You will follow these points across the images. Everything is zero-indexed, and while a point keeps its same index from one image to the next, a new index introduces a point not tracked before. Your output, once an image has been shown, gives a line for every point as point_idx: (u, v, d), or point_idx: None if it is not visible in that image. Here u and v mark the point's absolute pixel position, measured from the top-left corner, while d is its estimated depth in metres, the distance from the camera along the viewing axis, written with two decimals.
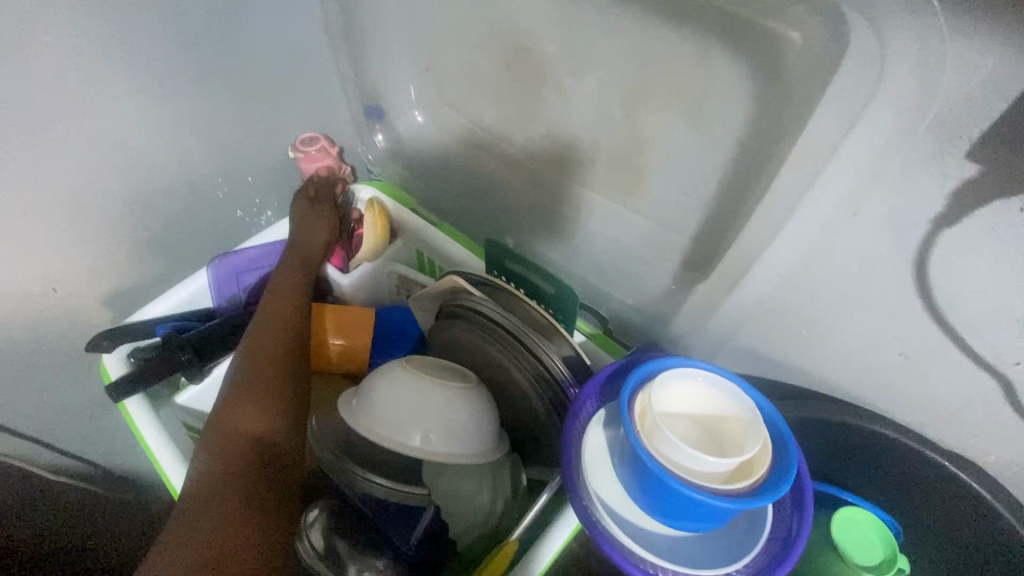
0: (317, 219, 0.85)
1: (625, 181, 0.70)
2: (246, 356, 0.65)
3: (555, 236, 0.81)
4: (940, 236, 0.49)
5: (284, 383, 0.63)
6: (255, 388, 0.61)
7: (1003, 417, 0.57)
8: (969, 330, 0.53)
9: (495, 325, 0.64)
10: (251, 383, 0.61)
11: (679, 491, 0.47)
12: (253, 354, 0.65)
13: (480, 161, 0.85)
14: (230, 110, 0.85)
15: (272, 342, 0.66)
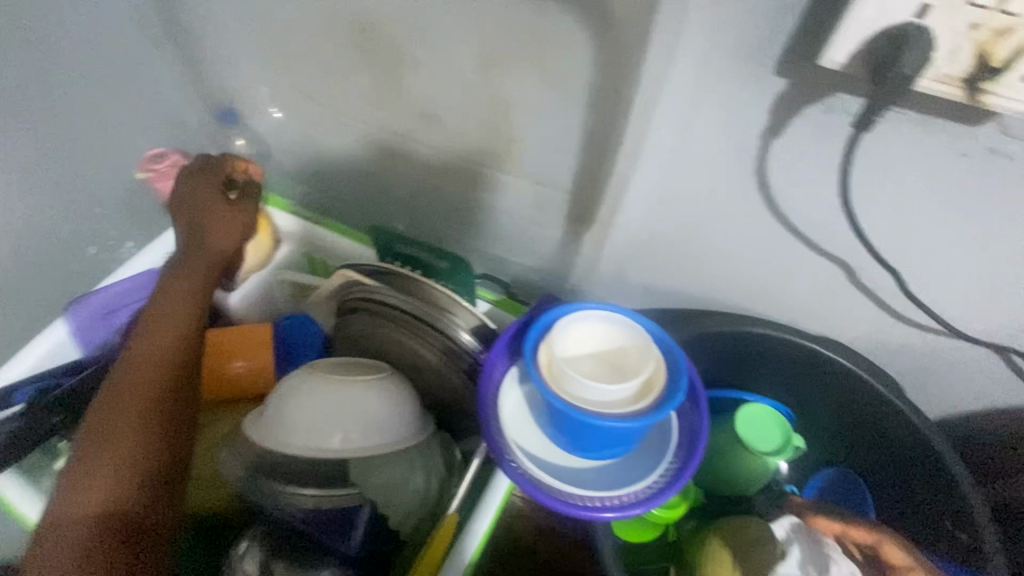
0: (221, 219, 0.68)
1: (496, 146, 0.71)
2: (106, 397, 0.55)
3: (441, 212, 0.80)
4: (771, 147, 0.54)
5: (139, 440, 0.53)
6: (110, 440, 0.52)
7: (852, 299, 0.65)
8: (810, 227, 0.59)
9: (394, 310, 0.64)
10: (108, 433, 0.52)
11: (591, 425, 0.50)
12: (116, 397, 0.54)
13: (351, 150, 0.82)
14: (53, 137, 0.76)
15: (141, 381, 0.56)
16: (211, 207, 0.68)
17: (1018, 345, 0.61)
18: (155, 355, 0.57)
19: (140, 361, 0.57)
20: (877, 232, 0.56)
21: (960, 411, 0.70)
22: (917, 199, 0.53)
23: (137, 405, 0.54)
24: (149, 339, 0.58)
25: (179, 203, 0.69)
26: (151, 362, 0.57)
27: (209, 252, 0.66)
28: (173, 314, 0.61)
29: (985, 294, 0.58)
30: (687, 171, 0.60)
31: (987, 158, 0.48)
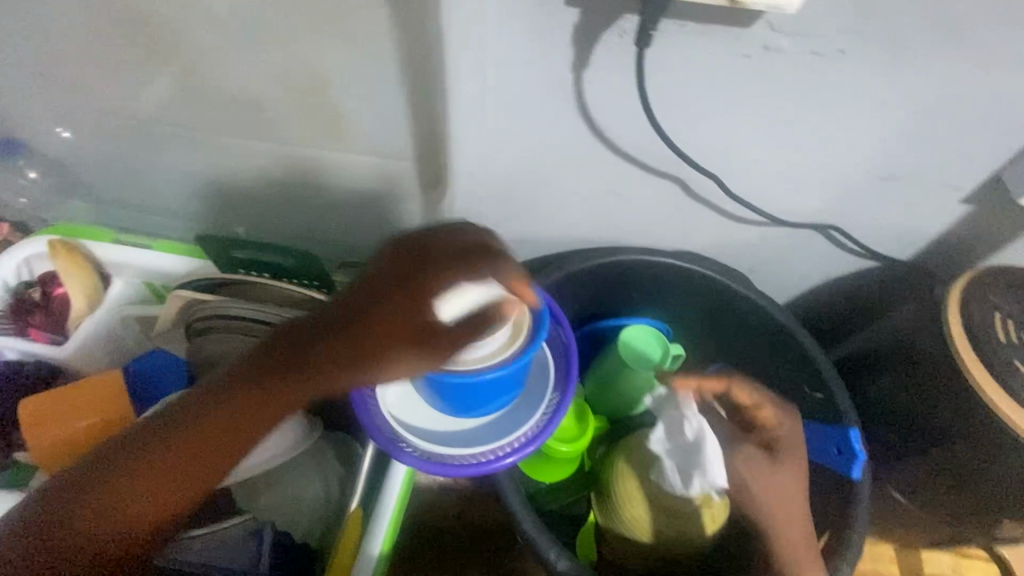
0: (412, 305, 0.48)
1: (326, 126, 0.68)
2: (206, 392, 0.50)
3: (288, 206, 0.77)
4: (583, 78, 0.56)
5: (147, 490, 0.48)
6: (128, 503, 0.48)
7: (693, 210, 0.70)
8: (639, 150, 0.63)
9: (244, 322, 0.59)
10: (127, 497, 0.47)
11: (468, 382, 0.51)
12: (159, 434, 0.49)
13: (179, 155, 0.75)
14: None
15: (181, 440, 0.49)
16: (436, 257, 0.49)
17: (836, 222, 0.68)
18: (198, 447, 0.49)
19: (180, 458, 0.48)
20: (693, 142, 0.60)
21: (807, 291, 0.79)
22: (718, 105, 0.56)
23: (169, 491, 0.48)
24: (212, 413, 0.49)
25: (374, 278, 0.50)
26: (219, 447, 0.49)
27: (449, 352, 0.48)
28: (260, 403, 0.49)
29: (797, 181, 0.64)
30: (514, 114, 0.60)
31: (765, 57, 0.52)
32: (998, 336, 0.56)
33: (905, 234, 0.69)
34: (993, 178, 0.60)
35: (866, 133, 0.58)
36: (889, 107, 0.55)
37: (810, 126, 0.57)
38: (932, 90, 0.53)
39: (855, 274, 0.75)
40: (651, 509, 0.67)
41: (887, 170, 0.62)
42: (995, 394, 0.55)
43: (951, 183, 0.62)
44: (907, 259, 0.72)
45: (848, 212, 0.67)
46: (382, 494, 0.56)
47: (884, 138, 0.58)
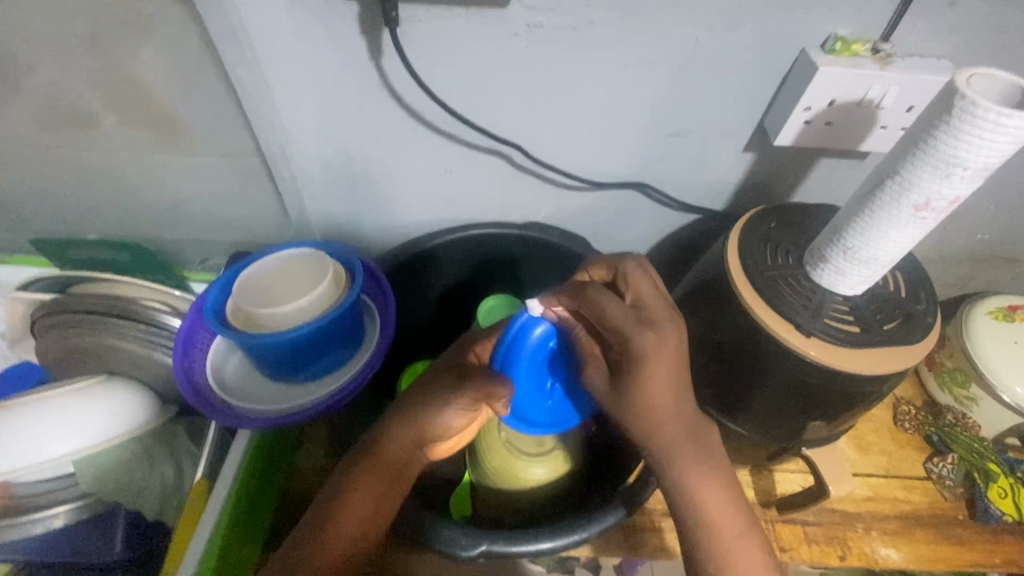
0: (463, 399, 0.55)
1: (166, 131, 0.72)
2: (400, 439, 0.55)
3: (156, 204, 0.82)
4: (381, 67, 0.62)
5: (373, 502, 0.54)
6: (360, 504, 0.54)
7: (523, 182, 0.76)
8: (456, 130, 0.69)
9: (77, 317, 0.64)
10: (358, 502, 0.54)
11: (283, 342, 0.56)
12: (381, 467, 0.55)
13: (30, 170, 0.78)
14: None
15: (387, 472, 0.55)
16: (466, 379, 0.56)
17: (648, 180, 0.75)
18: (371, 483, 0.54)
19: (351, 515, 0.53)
20: (496, 115, 0.67)
21: (645, 246, 0.86)
22: (505, 79, 0.63)
23: (369, 506, 0.54)
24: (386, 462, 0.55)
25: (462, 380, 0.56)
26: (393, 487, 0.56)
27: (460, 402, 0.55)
28: (385, 481, 0.55)
29: (598, 145, 0.71)
30: (329, 103, 0.65)
31: (530, 33, 0.59)
32: (764, 262, 0.64)
33: (711, 185, 0.76)
34: (760, 126, 0.69)
35: (641, 96, 0.65)
36: (651, 67, 0.63)
37: (591, 92, 0.65)
38: (683, 51, 0.61)
39: (680, 227, 0.83)
40: (496, 460, 0.72)
41: (672, 126, 0.69)
42: (765, 314, 0.61)
43: (730, 134, 0.70)
44: (719, 208, 0.80)
45: (655, 168, 0.74)
46: (218, 482, 0.59)
47: (659, 99, 0.66)
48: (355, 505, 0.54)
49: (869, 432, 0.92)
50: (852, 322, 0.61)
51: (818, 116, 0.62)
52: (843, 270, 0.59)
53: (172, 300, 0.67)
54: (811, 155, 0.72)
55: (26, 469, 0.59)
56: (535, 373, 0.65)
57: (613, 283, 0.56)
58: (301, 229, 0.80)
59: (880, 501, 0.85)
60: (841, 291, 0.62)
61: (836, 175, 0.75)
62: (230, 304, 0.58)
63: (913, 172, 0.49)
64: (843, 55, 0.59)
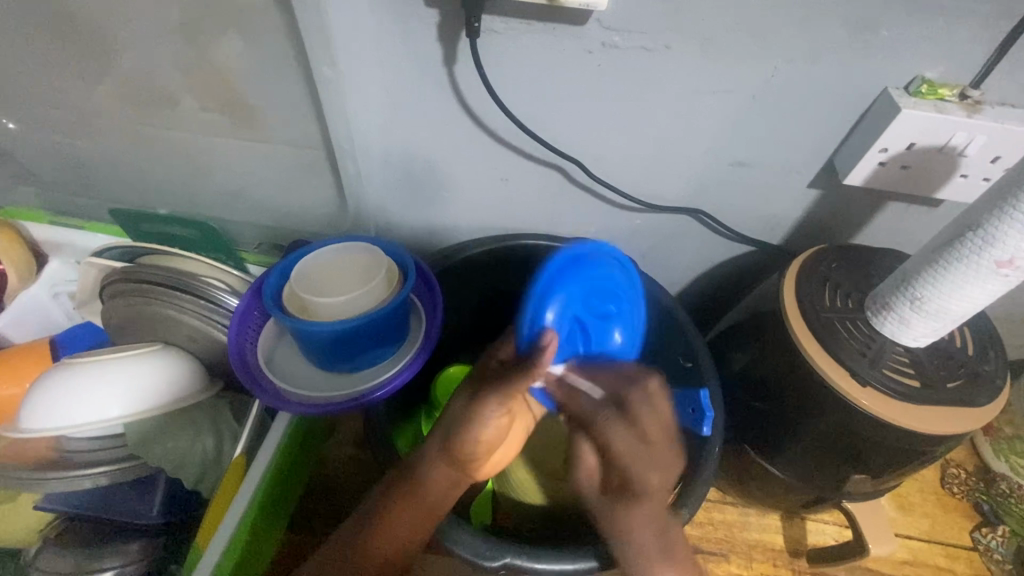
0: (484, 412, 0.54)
1: (244, 118, 0.75)
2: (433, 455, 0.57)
3: (222, 185, 0.85)
4: (452, 73, 0.63)
5: (410, 521, 0.57)
6: (386, 526, 0.57)
7: (576, 197, 0.76)
8: (517, 140, 0.69)
9: (145, 288, 0.67)
10: (388, 525, 0.57)
11: (333, 331, 0.58)
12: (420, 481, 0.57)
13: (112, 143, 0.82)
14: None
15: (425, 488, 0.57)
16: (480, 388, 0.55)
17: (705, 208, 0.74)
18: (413, 501, 0.57)
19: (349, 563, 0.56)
20: (559, 129, 0.67)
21: (694, 274, 0.85)
22: (573, 96, 0.63)
23: (411, 524, 0.57)
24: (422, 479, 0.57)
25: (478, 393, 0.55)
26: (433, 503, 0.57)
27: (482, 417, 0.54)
28: (420, 506, 0.57)
29: (658, 167, 0.70)
30: (397, 106, 0.67)
31: (604, 52, 0.59)
32: (822, 302, 0.62)
33: (769, 219, 0.74)
34: (829, 163, 0.67)
35: (707, 123, 0.65)
36: (722, 96, 0.62)
37: (657, 114, 0.64)
38: (758, 81, 0.60)
39: (732, 258, 0.81)
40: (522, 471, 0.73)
41: (737, 156, 0.68)
42: (820, 357, 0.59)
43: (796, 169, 0.68)
44: (776, 243, 0.78)
45: (713, 196, 0.73)
46: (253, 465, 0.61)
47: (727, 126, 0.65)
48: (380, 531, 0.57)
49: (914, 492, 0.86)
50: (913, 375, 0.58)
51: (894, 159, 0.60)
52: (909, 321, 0.56)
53: (230, 279, 0.69)
54: (880, 197, 0.70)
55: (83, 427, 0.62)
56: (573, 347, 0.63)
57: (626, 408, 0.55)
58: (356, 223, 0.82)
59: (918, 565, 0.81)
60: (903, 342, 0.59)
61: (904, 221, 0.72)
62: (288, 288, 0.60)
63: (999, 227, 0.47)
64: (928, 98, 0.57)
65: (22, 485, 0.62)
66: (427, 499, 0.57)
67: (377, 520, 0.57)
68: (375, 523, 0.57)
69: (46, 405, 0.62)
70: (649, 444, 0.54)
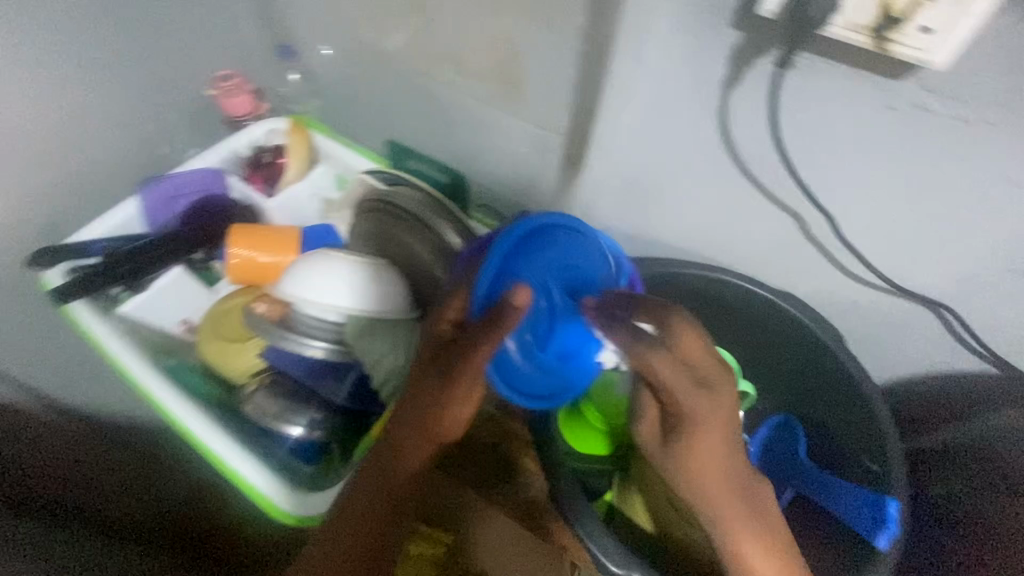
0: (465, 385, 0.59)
1: (508, 88, 0.78)
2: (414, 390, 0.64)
3: (455, 145, 0.91)
4: (732, 97, 0.62)
5: (405, 452, 0.64)
6: (417, 446, 0.64)
7: (802, 251, 0.71)
8: (767, 178, 0.67)
9: (397, 211, 0.78)
10: (411, 446, 0.64)
11: (563, 314, 0.61)
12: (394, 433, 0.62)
13: (383, 83, 0.93)
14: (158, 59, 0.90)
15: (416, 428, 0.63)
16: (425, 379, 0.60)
17: (950, 304, 0.66)
18: (425, 435, 0.63)
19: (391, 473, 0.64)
20: (820, 179, 0.63)
21: (900, 371, 0.76)
22: (853, 150, 0.60)
23: (427, 448, 0.64)
24: (419, 408, 0.61)
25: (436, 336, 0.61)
26: (421, 440, 0.63)
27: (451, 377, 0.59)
28: (421, 435, 0.63)
29: (917, 247, 0.64)
30: (659, 114, 0.68)
31: (913, 114, 0.55)
32: None
33: None
34: None
35: (1004, 219, 0.57)
36: None
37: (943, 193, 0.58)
38: None
39: (958, 369, 0.71)
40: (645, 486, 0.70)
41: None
42: None
43: None
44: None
45: (971, 298, 0.64)
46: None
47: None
48: (408, 449, 0.64)
49: None
50: None
51: None
52: None
53: (459, 226, 0.77)
54: None
55: (323, 308, 0.74)
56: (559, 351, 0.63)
57: (642, 343, 0.48)
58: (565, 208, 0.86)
59: None
60: None
61: None
62: (525, 262, 0.64)
63: None
64: None
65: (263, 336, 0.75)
66: (436, 433, 0.62)
67: (401, 446, 0.65)
68: (401, 448, 0.64)
69: (302, 279, 0.75)
70: (679, 386, 0.48)
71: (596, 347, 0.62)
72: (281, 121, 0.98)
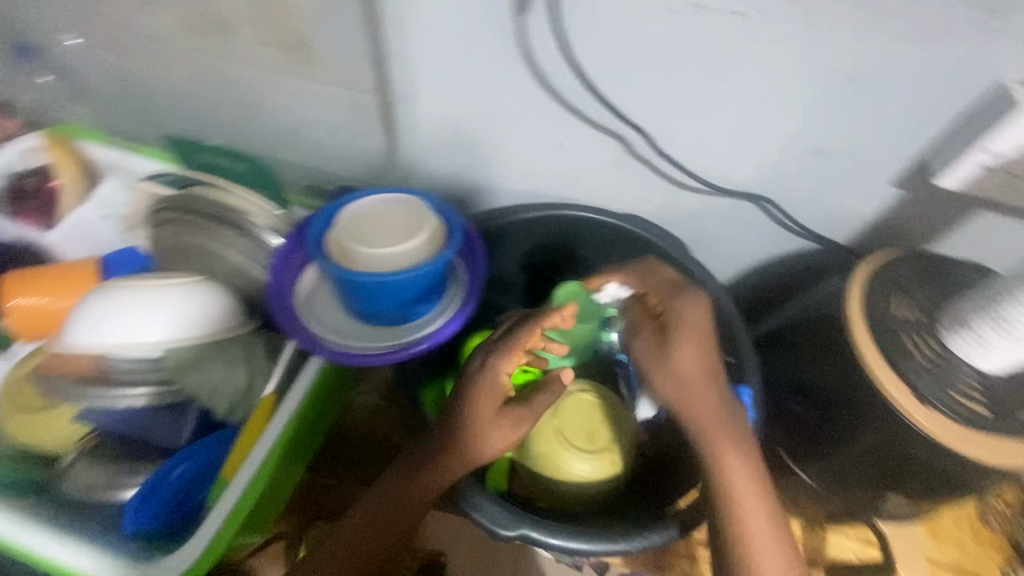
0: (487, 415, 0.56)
1: (297, 54, 0.72)
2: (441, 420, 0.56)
3: (264, 120, 0.83)
4: (524, 21, 0.58)
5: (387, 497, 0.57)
6: (381, 497, 0.58)
7: (635, 171, 0.72)
8: (581, 102, 0.65)
9: (197, 217, 0.67)
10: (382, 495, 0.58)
11: (387, 281, 0.56)
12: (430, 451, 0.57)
13: (164, 69, 0.81)
14: None
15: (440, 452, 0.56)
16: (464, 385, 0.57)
17: (771, 196, 0.69)
18: (414, 470, 0.57)
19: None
20: (628, 95, 0.63)
21: (745, 266, 0.80)
22: (650, 59, 0.59)
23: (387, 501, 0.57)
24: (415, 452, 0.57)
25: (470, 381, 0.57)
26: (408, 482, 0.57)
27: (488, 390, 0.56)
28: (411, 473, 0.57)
29: (730, 145, 0.65)
30: (460, 52, 0.63)
31: (691, 12, 0.54)
32: (891, 312, 0.58)
33: (841, 216, 0.69)
34: (920, 161, 0.61)
35: (794, 103, 0.59)
36: (811, 74, 0.57)
37: (738, 90, 0.60)
38: (858, 61, 0.55)
39: (791, 254, 0.76)
40: (549, 444, 0.70)
41: (815, 142, 0.63)
42: (879, 367, 0.55)
43: (882, 163, 0.62)
44: (843, 242, 0.72)
45: (782, 183, 0.68)
46: (279, 411, 0.61)
47: (815, 109, 0.59)
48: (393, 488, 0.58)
49: (947, 520, 0.79)
50: (981, 402, 0.54)
51: (1002, 165, 0.54)
52: (987, 341, 0.52)
53: (271, 218, 0.68)
54: (968, 204, 0.64)
55: (113, 348, 0.62)
56: (388, 293, 0.58)
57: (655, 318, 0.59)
58: (402, 174, 0.80)
59: None
60: (977, 365, 0.55)
61: (992, 234, 0.66)
62: (335, 235, 0.58)
63: None
64: None
65: (71, 395, 0.65)
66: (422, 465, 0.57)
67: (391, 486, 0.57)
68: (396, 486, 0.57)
69: (94, 324, 0.63)
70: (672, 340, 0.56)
71: (424, 277, 0.58)
72: (36, 134, 0.79)
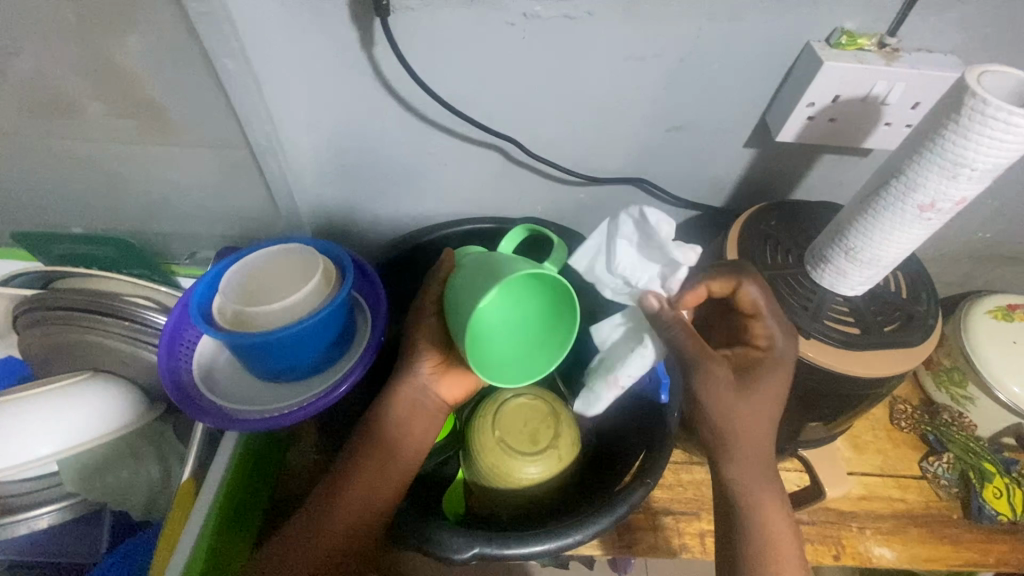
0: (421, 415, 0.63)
1: (152, 123, 0.69)
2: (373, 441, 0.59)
3: (136, 194, 0.79)
4: (372, 55, 0.59)
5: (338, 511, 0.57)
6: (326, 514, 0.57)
7: (518, 176, 0.74)
8: (450, 122, 0.67)
9: (64, 313, 0.62)
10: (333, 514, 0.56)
11: (282, 337, 0.54)
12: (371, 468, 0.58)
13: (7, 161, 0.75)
14: None
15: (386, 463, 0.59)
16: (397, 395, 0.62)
17: (648, 175, 0.74)
18: (359, 486, 0.58)
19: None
20: (491, 107, 0.65)
21: None
22: (502, 72, 0.61)
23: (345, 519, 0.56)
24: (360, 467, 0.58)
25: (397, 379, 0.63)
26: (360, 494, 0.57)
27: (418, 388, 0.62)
28: (370, 479, 0.58)
29: (597, 137, 0.69)
30: (319, 94, 0.63)
31: (526, 23, 0.57)
32: (764, 260, 0.63)
33: (711, 182, 0.75)
34: (761, 122, 0.67)
35: (640, 90, 0.64)
36: (648, 62, 0.61)
37: (588, 86, 0.63)
38: (685, 45, 0.60)
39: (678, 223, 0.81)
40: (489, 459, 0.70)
41: (672, 121, 0.67)
42: None
43: (731, 130, 0.68)
44: (718, 205, 0.78)
45: (652, 163, 0.72)
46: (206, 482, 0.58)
47: (661, 91, 0.64)
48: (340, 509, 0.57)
49: (865, 431, 0.88)
50: (852, 323, 0.61)
51: (822, 112, 0.61)
52: (845, 271, 0.58)
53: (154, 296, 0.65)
54: (812, 151, 0.71)
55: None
56: (288, 348, 0.56)
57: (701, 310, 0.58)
58: (291, 221, 0.78)
59: (874, 499, 0.82)
60: (843, 291, 0.61)
61: (838, 172, 0.73)
62: (219, 302, 0.56)
63: (920, 172, 0.49)
64: (849, 49, 0.58)
65: None
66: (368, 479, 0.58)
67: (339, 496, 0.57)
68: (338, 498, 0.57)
69: None
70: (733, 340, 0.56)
71: (322, 326, 0.57)
72: None
